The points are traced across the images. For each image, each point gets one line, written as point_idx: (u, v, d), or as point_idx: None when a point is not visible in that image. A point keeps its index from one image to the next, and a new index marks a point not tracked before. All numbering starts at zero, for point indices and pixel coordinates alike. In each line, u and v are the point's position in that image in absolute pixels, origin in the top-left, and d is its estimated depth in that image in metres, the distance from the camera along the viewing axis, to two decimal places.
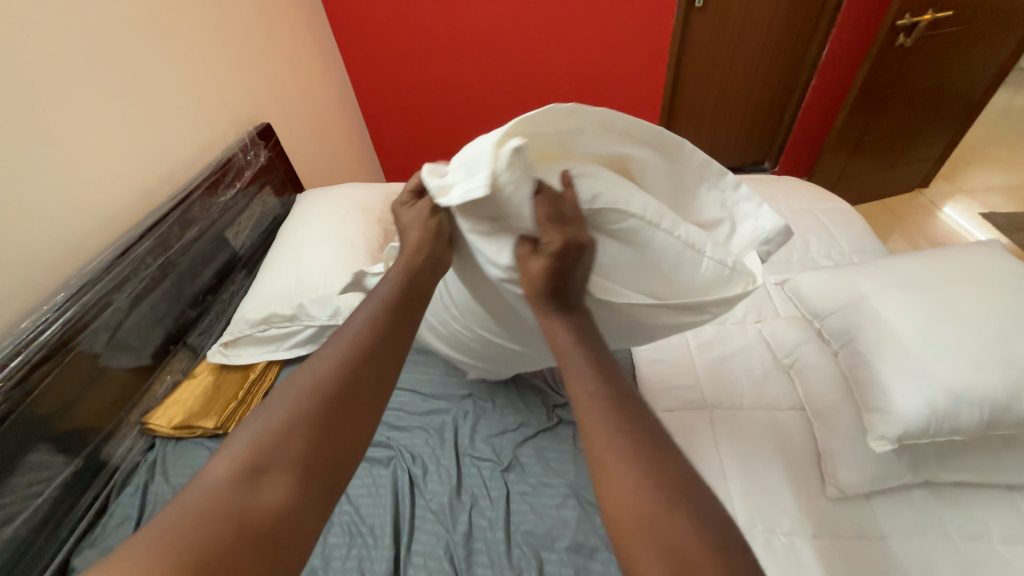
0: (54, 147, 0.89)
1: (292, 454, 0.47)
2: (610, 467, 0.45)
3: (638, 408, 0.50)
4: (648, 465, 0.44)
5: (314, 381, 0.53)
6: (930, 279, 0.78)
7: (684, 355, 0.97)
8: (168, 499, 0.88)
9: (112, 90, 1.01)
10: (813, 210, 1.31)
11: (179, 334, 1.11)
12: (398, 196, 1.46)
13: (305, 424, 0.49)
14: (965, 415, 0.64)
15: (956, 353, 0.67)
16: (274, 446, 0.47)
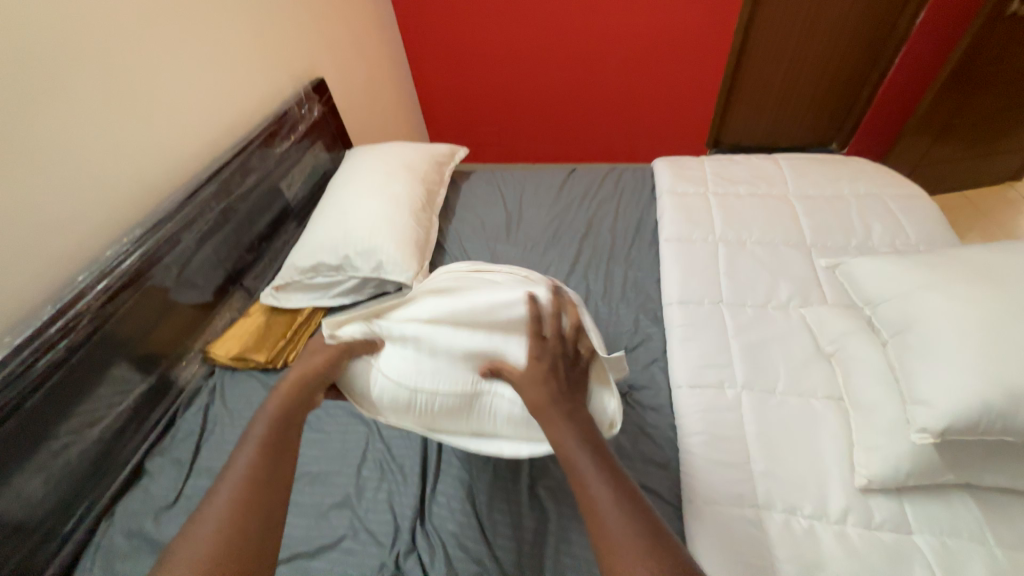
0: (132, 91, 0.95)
1: (237, 556, 0.49)
2: (596, 513, 0.53)
3: (600, 457, 0.59)
4: (619, 507, 0.53)
5: (233, 492, 0.54)
6: (1007, 274, 0.71)
7: (719, 335, 0.95)
8: (225, 421, 0.98)
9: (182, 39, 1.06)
10: (881, 195, 1.21)
11: (236, 276, 1.20)
12: (441, 157, 1.47)
13: (237, 530, 0.51)
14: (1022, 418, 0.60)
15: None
16: (239, 536, 0.51)
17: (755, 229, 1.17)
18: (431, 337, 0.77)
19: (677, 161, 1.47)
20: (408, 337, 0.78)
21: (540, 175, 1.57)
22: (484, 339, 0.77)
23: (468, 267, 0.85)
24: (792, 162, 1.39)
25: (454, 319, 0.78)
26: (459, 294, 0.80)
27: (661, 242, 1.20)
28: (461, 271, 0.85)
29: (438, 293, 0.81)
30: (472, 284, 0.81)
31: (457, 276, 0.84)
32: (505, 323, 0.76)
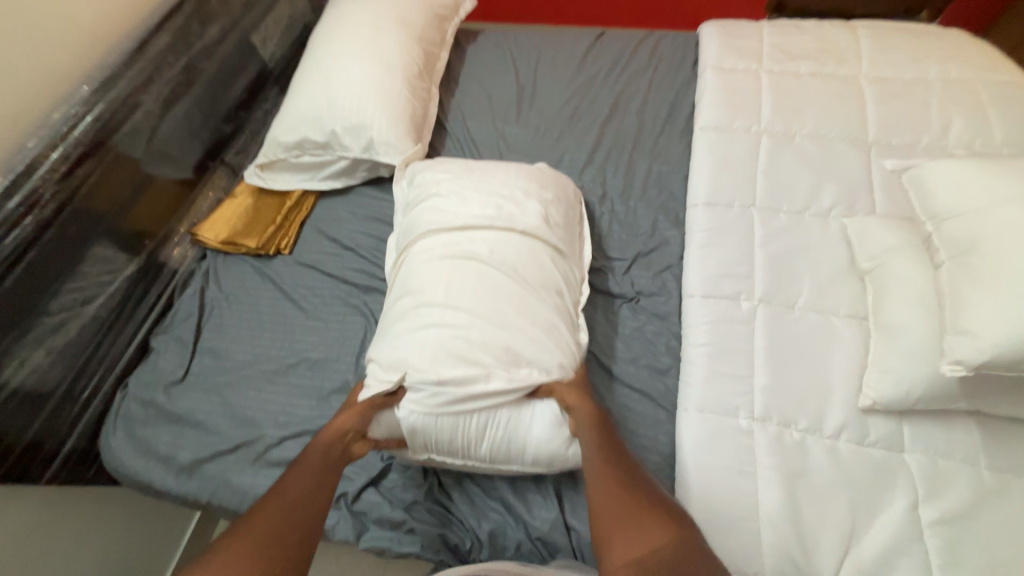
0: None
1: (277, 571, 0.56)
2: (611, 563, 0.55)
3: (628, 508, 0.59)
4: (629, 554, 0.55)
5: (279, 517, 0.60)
6: None
7: (744, 242, 0.86)
8: (223, 305, 0.96)
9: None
10: (974, 81, 1.00)
11: (216, 151, 1.08)
12: (443, 9, 1.22)
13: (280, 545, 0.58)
14: None
15: None
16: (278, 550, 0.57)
17: (809, 119, 0.99)
18: (450, 369, 0.68)
19: (730, 26, 1.20)
20: (421, 365, 0.69)
21: (560, 40, 1.31)
22: (504, 353, 0.70)
23: (446, 236, 0.79)
24: (873, 32, 1.12)
25: (466, 341, 0.70)
26: (454, 299, 0.73)
27: (695, 130, 1.03)
28: (440, 246, 0.78)
29: (428, 297, 0.74)
30: (463, 277, 0.75)
31: (445, 265, 0.76)
32: (507, 322, 0.72)
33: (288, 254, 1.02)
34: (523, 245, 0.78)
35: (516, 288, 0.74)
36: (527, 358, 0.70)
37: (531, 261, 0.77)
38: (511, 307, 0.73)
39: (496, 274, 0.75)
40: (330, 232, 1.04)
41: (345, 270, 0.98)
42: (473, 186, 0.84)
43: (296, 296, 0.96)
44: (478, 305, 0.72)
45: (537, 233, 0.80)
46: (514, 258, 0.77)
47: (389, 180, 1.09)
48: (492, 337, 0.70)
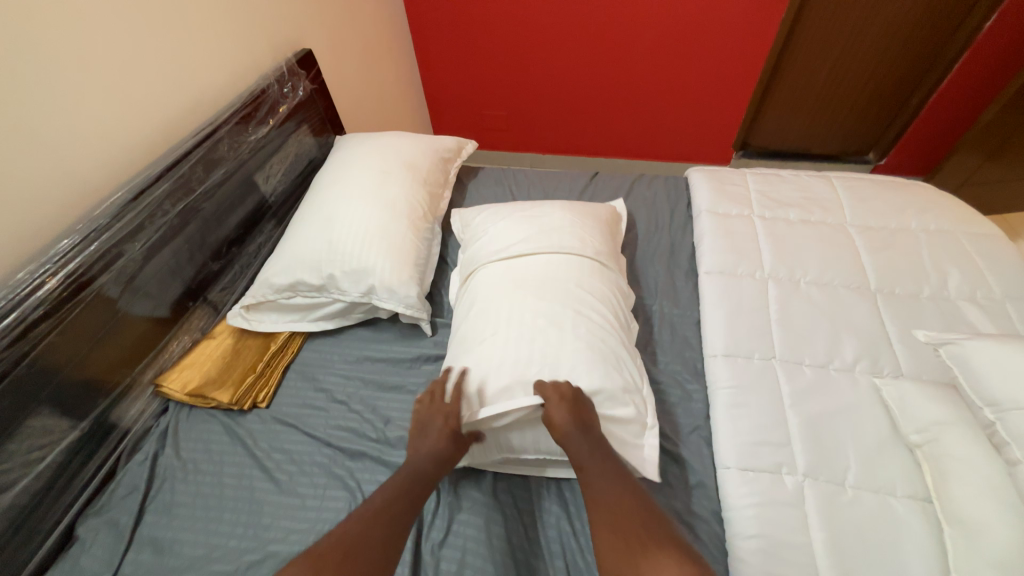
0: (61, 61, 0.75)
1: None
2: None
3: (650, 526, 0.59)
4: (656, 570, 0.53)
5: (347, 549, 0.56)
6: None
7: (773, 402, 0.80)
8: (178, 475, 0.81)
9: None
10: (955, 233, 1.06)
11: (199, 290, 1.00)
12: (447, 153, 1.27)
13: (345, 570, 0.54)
14: None
15: None
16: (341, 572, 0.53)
17: (810, 265, 1.01)
18: (519, 368, 0.75)
19: (716, 173, 1.29)
20: (491, 370, 0.76)
21: (557, 178, 1.38)
22: (570, 349, 0.76)
23: (506, 259, 0.91)
24: (848, 183, 1.21)
25: (531, 338, 0.77)
26: (517, 305, 0.82)
27: (701, 274, 1.03)
28: (499, 268, 0.89)
29: (492, 313, 0.82)
30: (523, 289, 0.84)
31: (507, 279, 0.87)
32: (569, 320, 0.79)
33: (265, 407, 0.90)
34: (574, 263, 0.89)
35: (572, 293, 0.83)
36: (593, 346, 0.77)
37: (570, 293, 0.84)
38: (570, 309, 0.81)
39: (553, 287, 0.84)
40: (317, 381, 0.93)
41: (330, 430, 0.86)
42: (526, 225, 0.97)
43: (270, 463, 0.82)
44: (540, 308, 0.81)
45: (582, 253, 0.91)
46: (569, 273, 0.87)
47: (386, 320, 1.03)
48: (556, 333, 0.78)
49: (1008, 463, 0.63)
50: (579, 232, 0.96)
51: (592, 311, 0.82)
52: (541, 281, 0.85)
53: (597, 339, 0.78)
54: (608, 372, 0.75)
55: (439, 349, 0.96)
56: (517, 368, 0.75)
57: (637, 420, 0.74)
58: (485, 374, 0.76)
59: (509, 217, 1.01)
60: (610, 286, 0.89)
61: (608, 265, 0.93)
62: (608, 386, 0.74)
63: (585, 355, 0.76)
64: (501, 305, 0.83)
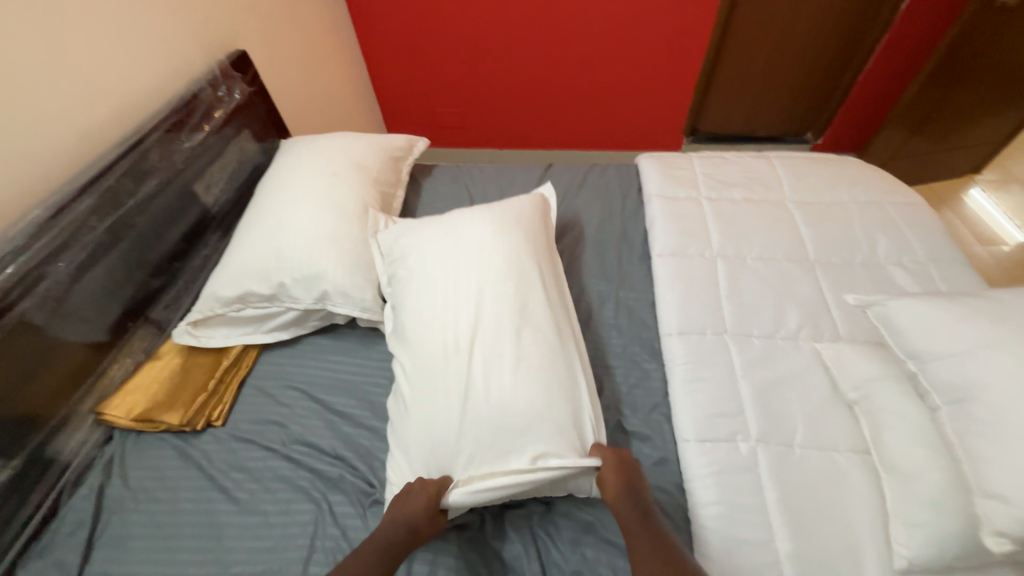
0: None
1: None
2: None
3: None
4: None
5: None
6: None
7: (726, 374, 0.83)
8: (128, 506, 0.77)
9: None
10: (883, 203, 1.13)
11: (139, 309, 0.95)
12: (398, 151, 1.25)
13: None
14: None
15: None
16: None
17: (754, 241, 1.06)
18: (461, 432, 0.71)
19: (664, 159, 1.32)
20: (430, 435, 0.72)
21: (512, 172, 1.38)
22: (509, 389, 0.72)
23: (429, 292, 0.84)
24: (785, 161, 1.28)
25: (466, 391, 0.73)
26: (449, 355, 0.77)
27: (654, 257, 1.06)
28: (425, 310, 0.83)
29: (421, 367, 0.78)
30: (450, 328, 0.79)
31: (432, 318, 0.81)
32: (502, 356, 0.75)
33: (221, 425, 0.86)
34: (487, 278, 0.84)
35: (502, 322, 0.79)
36: (534, 378, 0.73)
37: (486, 320, 0.79)
38: (502, 342, 0.77)
39: (481, 320, 0.79)
40: (275, 393, 0.90)
41: (290, 443, 0.83)
42: (445, 244, 0.90)
43: (228, 483, 0.79)
44: (469, 354, 0.76)
45: (506, 268, 0.85)
46: (495, 296, 0.81)
47: (345, 325, 1.01)
48: (492, 376, 0.74)
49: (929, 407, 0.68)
50: (506, 250, 0.88)
51: (506, 329, 0.78)
52: (459, 311, 0.81)
53: (537, 367, 0.74)
54: (552, 403, 0.72)
55: None
56: (458, 430, 0.71)
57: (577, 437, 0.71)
58: (426, 442, 0.72)
59: (427, 233, 0.94)
60: (524, 284, 0.84)
61: (534, 271, 0.86)
62: (537, 417, 0.71)
63: (526, 392, 0.72)
64: (432, 361, 0.78)
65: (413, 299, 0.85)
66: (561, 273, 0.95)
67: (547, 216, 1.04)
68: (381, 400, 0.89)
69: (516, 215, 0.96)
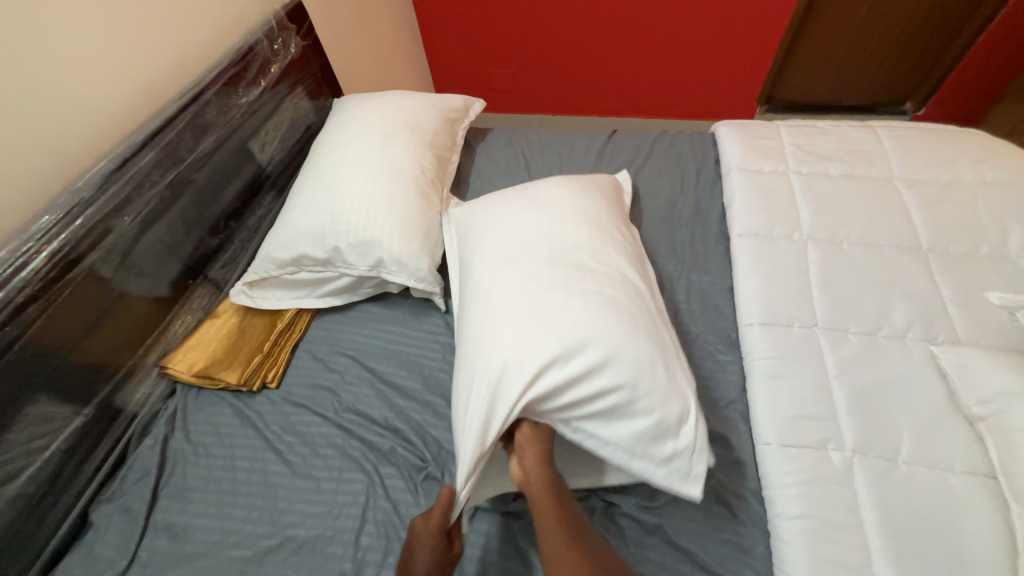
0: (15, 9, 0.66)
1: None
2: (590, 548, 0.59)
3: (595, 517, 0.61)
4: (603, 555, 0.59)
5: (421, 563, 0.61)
6: None
7: (817, 374, 0.74)
8: (189, 459, 0.79)
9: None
10: (1016, 184, 0.96)
11: (199, 268, 0.95)
12: (455, 113, 1.18)
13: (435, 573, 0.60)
14: None
15: None
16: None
17: (854, 224, 0.93)
18: (538, 352, 0.65)
19: (746, 127, 1.18)
20: (499, 368, 0.65)
21: (572, 137, 1.28)
22: (586, 325, 0.66)
23: (500, 250, 0.79)
24: (894, 133, 1.10)
25: (538, 324, 0.67)
26: (524, 294, 0.71)
27: (733, 237, 0.95)
28: (496, 272, 0.76)
29: (491, 319, 0.71)
30: (527, 278, 0.72)
31: (502, 274, 0.75)
32: (581, 294, 0.69)
33: (275, 388, 0.86)
34: (565, 239, 0.77)
35: (584, 266, 0.73)
36: (614, 316, 0.67)
37: (560, 261, 0.73)
38: (582, 287, 0.70)
39: (560, 262, 0.73)
40: (328, 359, 0.89)
41: (342, 411, 0.82)
42: (518, 207, 0.85)
43: (282, 446, 0.79)
44: (542, 292, 0.70)
45: (585, 226, 0.79)
46: (576, 248, 0.76)
47: (396, 294, 0.97)
48: (568, 312, 0.68)
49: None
50: (586, 219, 0.81)
51: (583, 272, 0.72)
52: (533, 266, 0.74)
53: (617, 308, 0.69)
54: (636, 343, 0.66)
55: (454, 326, 0.91)
56: (536, 350, 0.65)
57: (670, 390, 0.64)
58: (495, 372, 0.65)
59: (499, 199, 0.90)
60: (599, 233, 0.79)
61: (617, 233, 0.81)
62: (621, 357, 0.64)
63: (607, 324, 0.66)
64: (498, 308, 0.72)
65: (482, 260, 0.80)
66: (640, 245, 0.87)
67: (622, 194, 0.97)
68: (433, 374, 0.85)
69: (590, 182, 0.91)
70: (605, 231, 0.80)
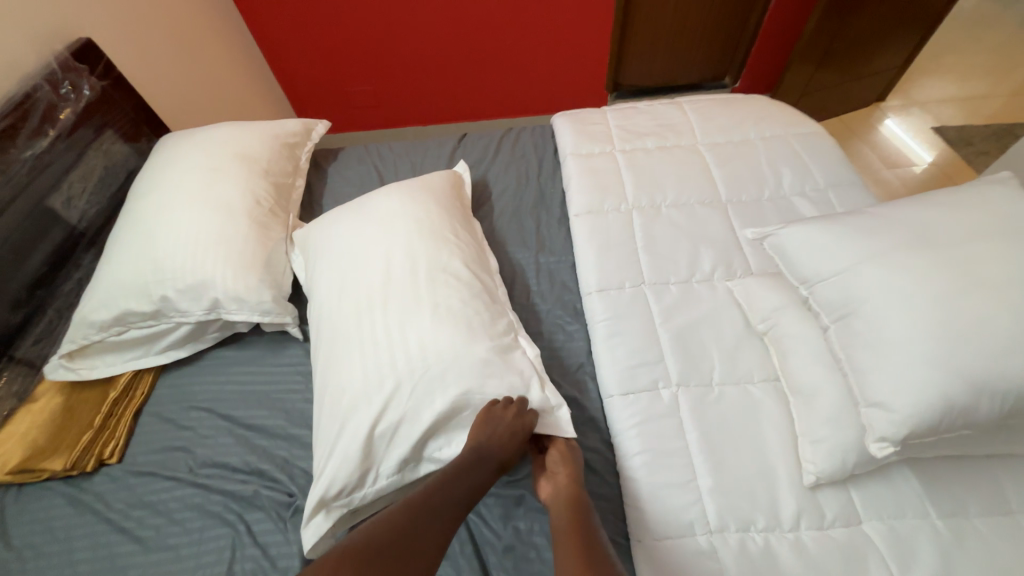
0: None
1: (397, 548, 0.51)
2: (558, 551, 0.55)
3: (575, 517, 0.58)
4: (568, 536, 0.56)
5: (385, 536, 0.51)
6: (947, 230, 0.64)
7: (645, 325, 0.83)
8: (14, 567, 0.69)
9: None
10: (785, 136, 1.15)
11: (0, 349, 0.83)
12: (293, 137, 1.15)
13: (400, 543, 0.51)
14: (982, 406, 0.55)
15: (973, 343, 0.55)
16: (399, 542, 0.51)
17: (669, 188, 1.05)
18: (388, 387, 0.66)
19: (577, 115, 1.29)
20: (347, 404, 0.66)
21: (423, 146, 1.31)
22: (427, 334, 0.69)
23: (335, 271, 0.80)
24: (696, 105, 1.27)
25: (382, 349, 0.69)
26: (363, 320, 0.72)
27: (571, 217, 1.04)
28: (339, 294, 0.77)
29: (335, 348, 0.72)
30: (362, 299, 0.74)
31: (342, 296, 0.76)
32: (417, 311, 0.71)
33: (117, 462, 0.78)
34: (398, 249, 0.79)
35: (418, 279, 0.75)
36: (452, 323, 0.70)
37: (395, 278, 0.75)
38: (418, 299, 0.73)
39: (394, 282, 0.75)
40: (178, 417, 0.83)
41: (199, 467, 0.77)
42: (354, 223, 0.86)
43: (130, 522, 0.72)
44: (382, 314, 0.72)
45: (416, 232, 0.81)
46: (408, 259, 0.78)
47: (250, 332, 0.93)
48: (408, 327, 0.70)
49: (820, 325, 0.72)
50: (416, 222, 0.83)
51: (419, 283, 0.74)
52: (371, 286, 0.75)
53: (455, 310, 0.72)
54: (475, 340, 0.69)
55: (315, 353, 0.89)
56: (385, 385, 0.66)
57: (513, 377, 0.68)
58: (350, 415, 0.66)
59: (336, 217, 0.89)
60: (433, 237, 0.82)
61: (450, 233, 0.84)
62: (463, 356, 0.67)
63: (445, 330, 0.69)
64: (345, 337, 0.72)
65: (324, 284, 0.80)
66: (483, 244, 0.91)
67: (461, 192, 1.00)
68: (297, 405, 0.83)
69: (423, 185, 0.93)
70: (438, 233, 0.83)
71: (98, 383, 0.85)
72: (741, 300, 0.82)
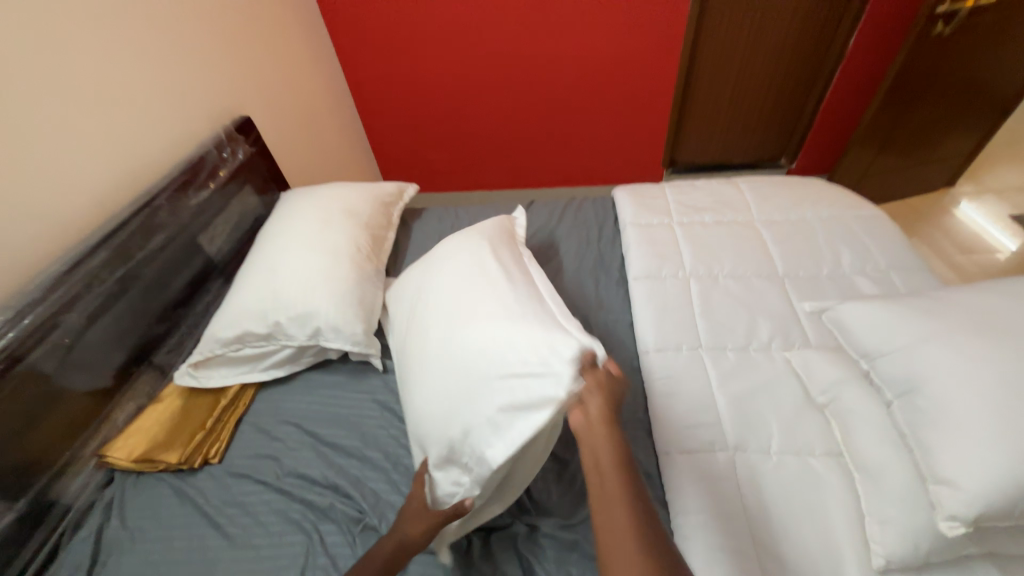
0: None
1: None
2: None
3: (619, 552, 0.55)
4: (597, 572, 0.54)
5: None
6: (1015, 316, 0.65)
7: (701, 387, 0.86)
8: (125, 546, 0.79)
9: (34, 69, 0.84)
10: (844, 218, 1.20)
11: (143, 354, 1.00)
12: (389, 198, 1.35)
13: None
14: None
15: None
16: None
17: (726, 260, 1.11)
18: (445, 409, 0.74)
19: (638, 189, 1.41)
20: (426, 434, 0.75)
21: (496, 210, 1.47)
22: (462, 356, 0.76)
23: (405, 323, 0.93)
24: (752, 185, 1.35)
25: (439, 383, 0.77)
26: (422, 359, 0.82)
27: (631, 280, 1.12)
28: (408, 343, 0.89)
29: (410, 389, 0.82)
30: (422, 342, 0.85)
31: (410, 343, 0.88)
32: (454, 337, 0.79)
33: (217, 463, 0.89)
34: (438, 287, 0.91)
35: (458, 308, 0.83)
36: (475, 338, 0.77)
37: (435, 317, 0.86)
38: (452, 327, 0.81)
39: (434, 318, 0.86)
40: (271, 429, 0.94)
41: (283, 476, 0.86)
42: (417, 275, 0.99)
43: (222, 518, 0.81)
44: (432, 351, 0.82)
45: (455, 267, 0.92)
46: (444, 292, 0.88)
47: (337, 360, 1.05)
48: (450, 356, 0.78)
49: (884, 402, 0.72)
50: (455, 259, 0.94)
51: (452, 310, 0.84)
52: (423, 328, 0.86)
53: (480, 323, 0.79)
54: (495, 346, 0.74)
55: (392, 384, 0.99)
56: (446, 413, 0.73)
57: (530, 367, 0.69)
58: (427, 444, 0.74)
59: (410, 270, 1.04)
60: (465, 266, 0.91)
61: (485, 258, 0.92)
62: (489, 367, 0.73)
63: (471, 348, 0.76)
64: (416, 377, 0.82)
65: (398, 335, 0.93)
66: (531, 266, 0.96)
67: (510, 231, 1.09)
68: (372, 430, 0.91)
69: (468, 230, 1.05)
70: (467, 259, 0.92)
71: (212, 392, 0.99)
72: (801, 372, 0.84)
